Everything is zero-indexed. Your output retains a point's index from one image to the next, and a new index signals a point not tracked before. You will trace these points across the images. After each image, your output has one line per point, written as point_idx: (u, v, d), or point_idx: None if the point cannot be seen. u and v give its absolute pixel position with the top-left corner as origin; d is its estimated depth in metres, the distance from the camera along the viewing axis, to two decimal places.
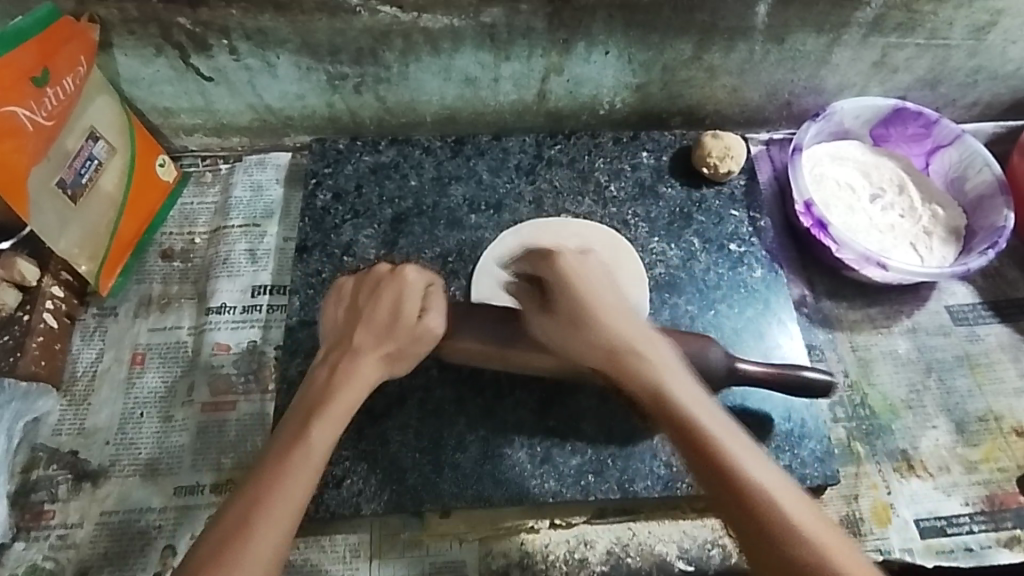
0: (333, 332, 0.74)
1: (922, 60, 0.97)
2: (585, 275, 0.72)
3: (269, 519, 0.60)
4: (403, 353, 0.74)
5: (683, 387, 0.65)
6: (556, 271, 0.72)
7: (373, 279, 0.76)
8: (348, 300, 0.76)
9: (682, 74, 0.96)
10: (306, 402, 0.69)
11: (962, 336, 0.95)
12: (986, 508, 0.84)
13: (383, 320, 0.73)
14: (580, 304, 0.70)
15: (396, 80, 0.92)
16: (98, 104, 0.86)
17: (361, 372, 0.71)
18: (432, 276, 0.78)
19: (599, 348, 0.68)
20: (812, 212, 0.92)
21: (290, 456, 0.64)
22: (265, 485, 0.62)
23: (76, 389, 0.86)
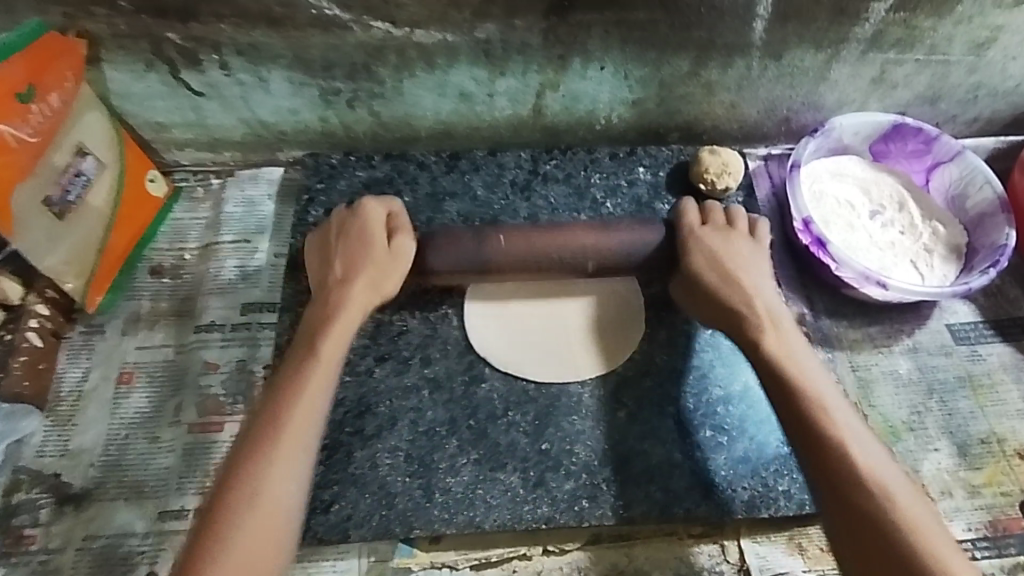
0: (315, 276, 0.80)
1: (922, 76, 0.96)
2: (738, 256, 0.80)
3: (277, 464, 0.63)
4: (386, 275, 0.78)
5: (807, 362, 0.72)
6: (703, 246, 0.81)
7: (335, 226, 0.81)
8: (321, 249, 0.81)
9: (679, 90, 0.94)
10: (298, 350, 0.72)
11: (964, 356, 0.93)
12: (989, 533, 0.82)
13: (358, 252, 0.79)
14: (727, 279, 0.78)
15: (390, 95, 0.91)
16: (88, 119, 0.85)
17: (345, 302, 0.75)
18: (392, 207, 0.84)
19: (729, 316, 0.77)
20: (811, 229, 0.90)
21: (287, 391, 0.67)
22: (272, 431, 0.64)
23: (61, 409, 0.85)
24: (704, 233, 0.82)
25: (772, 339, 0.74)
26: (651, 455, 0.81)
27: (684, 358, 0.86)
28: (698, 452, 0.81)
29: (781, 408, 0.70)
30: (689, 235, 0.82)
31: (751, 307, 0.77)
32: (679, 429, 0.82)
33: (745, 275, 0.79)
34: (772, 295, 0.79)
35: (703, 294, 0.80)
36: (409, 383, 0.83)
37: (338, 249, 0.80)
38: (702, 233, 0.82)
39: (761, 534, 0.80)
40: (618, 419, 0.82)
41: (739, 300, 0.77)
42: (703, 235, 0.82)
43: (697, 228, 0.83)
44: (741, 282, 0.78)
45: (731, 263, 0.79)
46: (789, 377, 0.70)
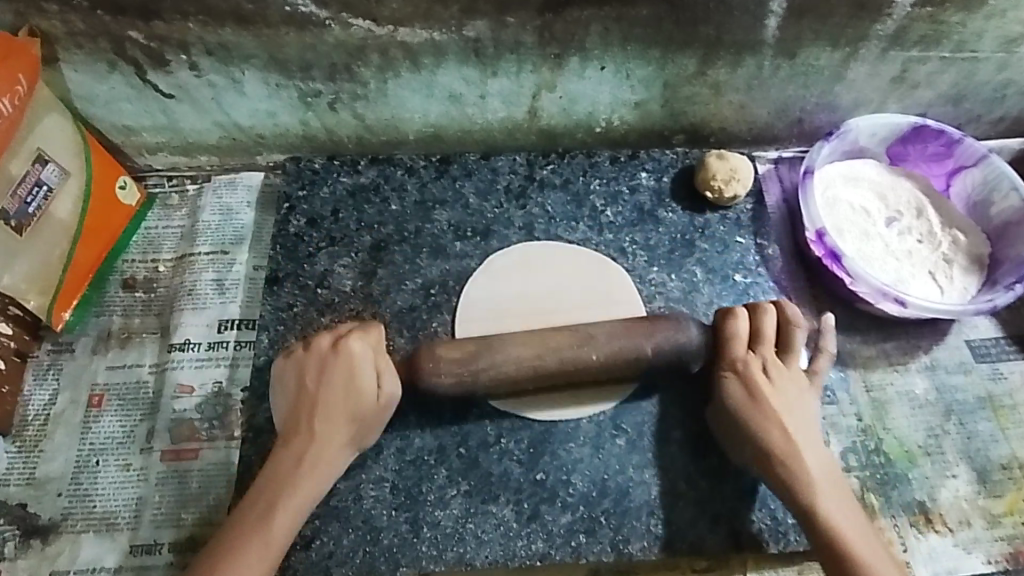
0: (284, 422, 0.73)
1: (945, 74, 0.89)
2: (780, 389, 0.74)
3: (248, 569, 0.64)
4: (365, 434, 0.72)
5: (843, 499, 0.70)
6: (743, 375, 0.74)
7: (317, 357, 0.73)
8: (295, 385, 0.73)
9: (684, 90, 0.88)
10: (279, 469, 0.69)
11: (983, 374, 0.88)
12: (1009, 566, 0.78)
13: (340, 399, 0.71)
14: (768, 416, 0.72)
15: (375, 97, 0.85)
16: (46, 124, 0.78)
17: (326, 454, 0.70)
18: (376, 337, 0.75)
19: (761, 455, 0.72)
20: (824, 241, 0.85)
21: (279, 488, 0.68)
22: (246, 541, 0.65)
23: (27, 434, 0.80)
24: (748, 360, 0.75)
25: (810, 479, 0.70)
26: (652, 485, 0.76)
27: (689, 379, 0.81)
28: (704, 481, 0.77)
29: (825, 559, 0.68)
30: (733, 359, 0.75)
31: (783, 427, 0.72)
32: (683, 457, 0.78)
33: (777, 393, 0.73)
34: (811, 428, 0.74)
35: (739, 430, 0.73)
36: (395, 408, 0.79)
37: (315, 390, 0.72)
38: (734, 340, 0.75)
39: (770, 568, 0.75)
40: (618, 446, 0.78)
41: (780, 439, 0.71)
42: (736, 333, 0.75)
43: (743, 351, 0.75)
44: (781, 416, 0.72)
45: (768, 389, 0.73)
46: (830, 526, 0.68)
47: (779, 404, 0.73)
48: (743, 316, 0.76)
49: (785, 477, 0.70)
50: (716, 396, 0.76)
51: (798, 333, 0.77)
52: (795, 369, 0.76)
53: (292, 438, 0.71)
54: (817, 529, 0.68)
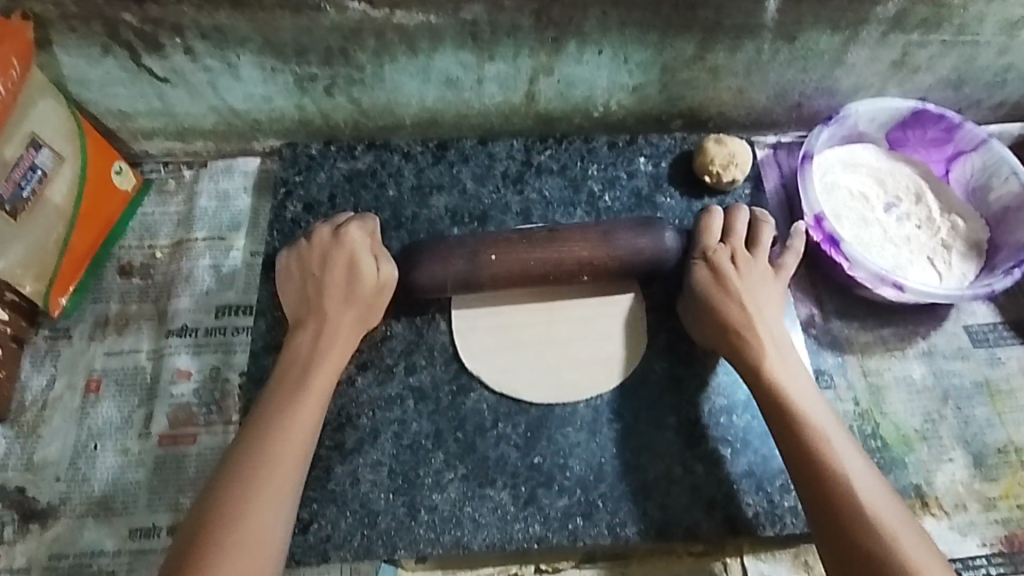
0: (293, 310, 0.76)
1: (946, 59, 0.89)
2: (749, 282, 0.75)
3: (280, 462, 0.65)
4: (369, 316, 0.76)
5: (807, 393, 0.70)
6: (714, 266, 0.76)
7: (319, 249, 0.76)
8: (298, 275, 0.76)
9: (682, 75, 0.88)
10: (290, 364, 0.72)
11: (981, 360, 0.88)
12: (1004, 549, 0.78)
13: (342, 284, 0.75)
14: (737, 308, 0.74)
15: (371, 81, 0.84)
16: (40, 108, 0.78)
17: (333, 339, 0.73)
18: (371, 228, 0.78)
19: (730, 342, 0.74)
20: (823, 227, 0.85)
21: (278, 426, 0.67)
22: (273, 434, 0.66)
23: (25, 419, 0.80)
24: (719, 252, 0.76)
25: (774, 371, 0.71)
26: (649, 470, 0.76)
27: (686, 364, 0.81)
28: (701, 466, 0.77)
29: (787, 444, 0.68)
30: (702, 252, 0.77)
31: (754, 327, 0.73)
32: (680, 442, 0.78)
33: (750, 292, 0.75)
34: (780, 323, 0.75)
35: (709, 319, 0.75)
36: (393, 393, 0.79)
37: (319, 276, 0.75)
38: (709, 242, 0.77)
39: (766, 552, 0.76)
40: (615, 431, 0.78)
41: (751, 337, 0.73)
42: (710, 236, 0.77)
43: (714, 243, 0.77)
44: (751, 310, 0.74)
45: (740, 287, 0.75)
46: (794, 415, 0.68)
47: (751, 305, 0.74)
48: (714, 219, 0.79)
49: (753, 366, 0.72)
50: (687, 288, 0.77)
51: (763, 228, 0.79)
52: (765, 266, 0.77)
53: (303, 328, 0.74)
54: (781, 420, 0.69)
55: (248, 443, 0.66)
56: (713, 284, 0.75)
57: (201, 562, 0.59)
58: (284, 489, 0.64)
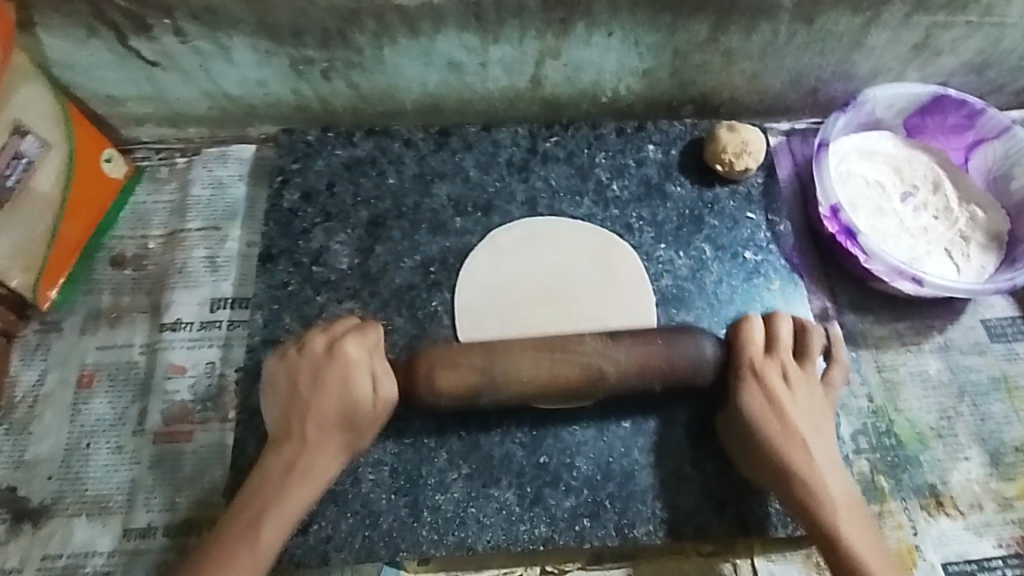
0: (274, 425, 0.69)
1: (970, 41, 0.85)
2: (799, 404, 0.70)
3: (264, 543, 0.64)
4: (358, 438, 0.69)
5: (865, 526, 0.66)
6: (763, 385, 0.70)
7: (311, 364, 0.69)
8: (285, 387, 0.69)
9: (695, 58, 0.84)
10: (272, 470, 0.67)
11: (999, 355, 0.86)
12: (1020, 550, 0.76)
13: (331, 403, 0.67)
14: (792, 439, 0.68)
15: (370, 65, 0.81)
16: (25, 94, 0.75)
17: (317, 461, 0.67)
18: (373, 339, 0.71)
19: (782, 475, 0.68)
20: (839, 218, 0.82)
21: (252, 517, 0.64)
22: (244, 528, 0.64)
23: (15, 415, 0.78)
24: (766, 366, 0.70)
25: (833, 505, 0.66)
26: (659, 468, 0.74)
27: None
28: (711, 464, 0.75)
29: None
30: (749, 370, 0.70)
31: (802, 450, 0.68)
32: (690, 440, 0.76)
33: (796, 413, 0.70)
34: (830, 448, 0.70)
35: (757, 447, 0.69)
36: None
37: (308, 390, 0.68)
38: (756, 357, 0.71)
39: (776, 552, 0.74)
40: (623, 429, 0.76)
41: (799, 460, 0.68)
42: (754, 347, 0.71)
43: (758, 356, 0.71)
44: (803, 437, 0.69)
45: (787, 408, 0.69)
46: (854, 561, 0.64)
47: (798, 427, 0.69)
48: (756, 327, 0.72)
49: (799, 491, 0.67)
50: (733, 410, 0.71)
51: (812, 341, 0.74)
52: (811, 382, 0.72)
53: (284, 443, 0.67)
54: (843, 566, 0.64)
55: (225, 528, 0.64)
56: (759, 404, 0.69)
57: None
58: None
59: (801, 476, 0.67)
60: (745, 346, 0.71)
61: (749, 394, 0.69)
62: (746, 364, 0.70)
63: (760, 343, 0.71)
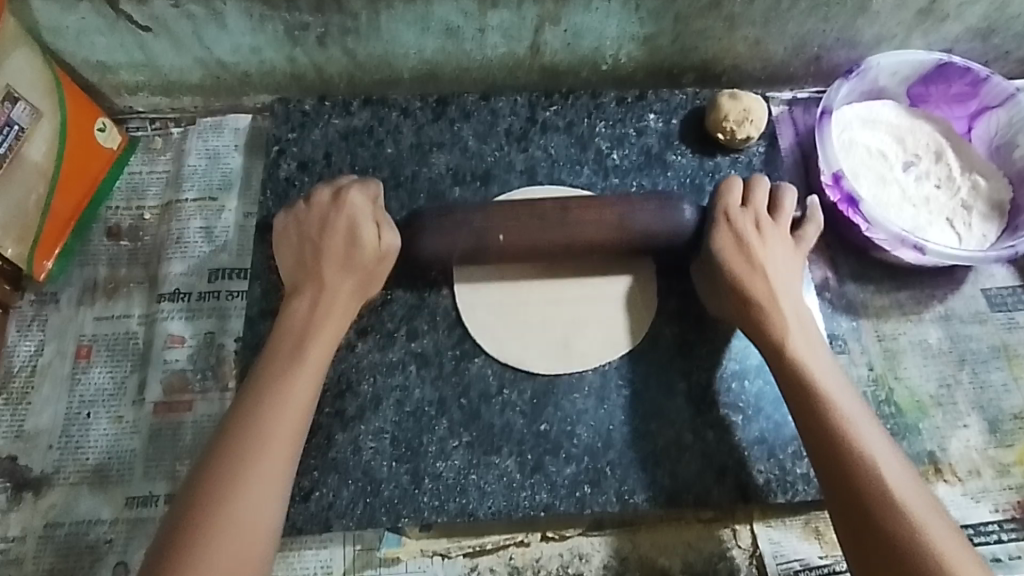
0: (289, 277, 0.72)
1: (976, 6, 0.84)
2: (772, 253, 0.72)
3: (296, 399, 0.65)
4: (370, 287, 0.72)
5: (830, 374, 0.67)
6: (736, 233, 0.72)
7: (319, 213, 0.73)
8: (296, 240, 0.73)
9: (697, 24, 0.83)
10: (288, 329, 0.68)
11: (999, 324, 0.86)
12: (1017, 515, 0.77)
13: (341, 251, 0.71)
14: (763, 289, 0.70)
15: (366, 30, 0.80)
16: (15, 61, 0.74)
17: (336, 308, 0.70)
18: (374, 193, 0.75)
19: (755, 319, 0.70)
20: (841, 186, 0.82)
21: (278, 382, 0.65)
22: (272, 397, 0.64)
23: (13, 386, 0.78)
24: (740, 215, 0.73)
25: (800, 352, 0.68)
26: (658, 436, 0.74)
27: (697, 330, 0.79)
28: (711, 432, 0.75)
29: (803, 418, 0.65)
30: (723, 218, 0.72)
31: (773, 297, 0.70)
32: (690, 409, 0.76)
33: (769, 262, 0.71)
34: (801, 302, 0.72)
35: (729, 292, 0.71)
36: (394, 358, 0.76)
37: (318, 242, 0.72)
38: (730, 208, 0.73)
39: (776, 518, 0.74)
40: (623, 397, 0.76)
41: (767, 305, 0.70)
42: (730, 199, 0.73)
43: (732, 206, 0.73)
44: (775, 288, 0.71)
45: (760, 255, 0.71)
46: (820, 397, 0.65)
47: (771, 276, 0.71)
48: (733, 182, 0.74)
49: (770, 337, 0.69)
50: (707, 258, 0.73)
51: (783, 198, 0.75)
52: (786, 236, 0.74)
53: (300, 293, 0.70)
54: (807, 402, 0.65)
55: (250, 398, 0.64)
56: (731, 252, 0.71)
57: (217, 506, 0.58)
58: (297, 435, 0.64)
59: (770, 324, 0.69)
60: (722, 198, 0.74)
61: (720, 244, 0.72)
62: (719, 215, 0.73)
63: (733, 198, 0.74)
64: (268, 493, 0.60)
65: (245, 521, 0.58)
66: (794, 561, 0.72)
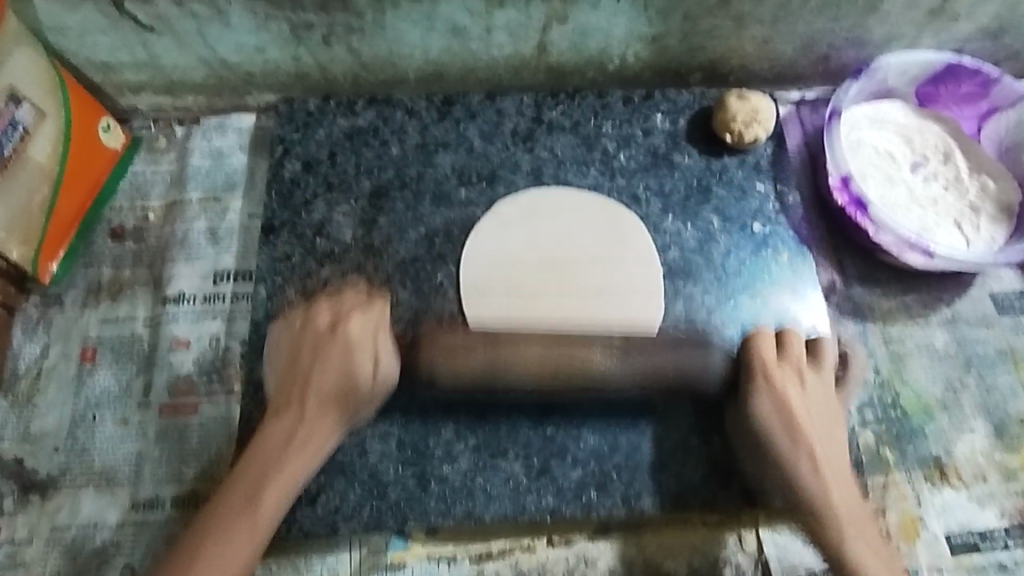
0: (272, 397, 0.69)
1: (987, 6, 0.83)
2: (810, 402, 0.69)
3: (260, 523, 0.63)
4: (353, 416, 0.69)
5: (864, 526, 0.66)
6: (771, 386, 0.69)
7: (313, 335, 0.70)
8: (289, 349, 0.71)
9: (705, 23, 0.82)
10: (254, 458, 0.65)
11: (1006, 327, 0.85)
12: (1022, 520, 0.77)
13: (328, 379, 0.68)
14: (800, 444, 0.67)
15: (371, 30, 0.79)
16: (17, 60, 0.73)
17: (311, 438, 0.66)
18: (379, 311, 0.73)
19: (790, 481, 0.67)
20: (849, 188, 0.81)
21: (237, 510, 0.62)
22: (230, 522, 0.62)
23: (19, 389, 0.78)
24: (777, 371, 0.70)
25: (837, 503, 0.66)
26: (665, 440, 0.74)
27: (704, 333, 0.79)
28: (717, 436, 0.75)
29: None
30: (760, 373, 0.70)
31: (812, 447, 0.67)
32: (696, 412, 0.76)
33: (807, 412, 0.69)
34: (840, 445, 0.69)
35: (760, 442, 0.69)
36: None
37: (308, 361, 0.69)
38: (766, 364, 0.71)
39: (783, 522, 0.73)
40: (629, 401, 0.76)
41: (807, 473, 0.67)
42: (765, 353, 0.72)
43: (766, 364, 0.71)
44: (811, 439, 0.68)
45: (798, 409, 0.68)
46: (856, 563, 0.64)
47: (809, 428, 0.68)
48: (765, 343, 0.73)
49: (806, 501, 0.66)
50: (742, 408, 0.70)
51: (823, 347, 0.74)
52: (823, 387, 0.71)
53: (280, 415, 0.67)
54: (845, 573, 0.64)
55: (207, 524, 0.62)
56: (768, 401, 0.69)
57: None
58: (247, 564, 0.62)
59: (808, 479, 0.66)
60: (757, 351, 0.72)
61: (757, 396, 0.69)
62: (756, 367, 0.71)
63: (771, 354, 0.72)
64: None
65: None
66: (801, 566, 0.72)
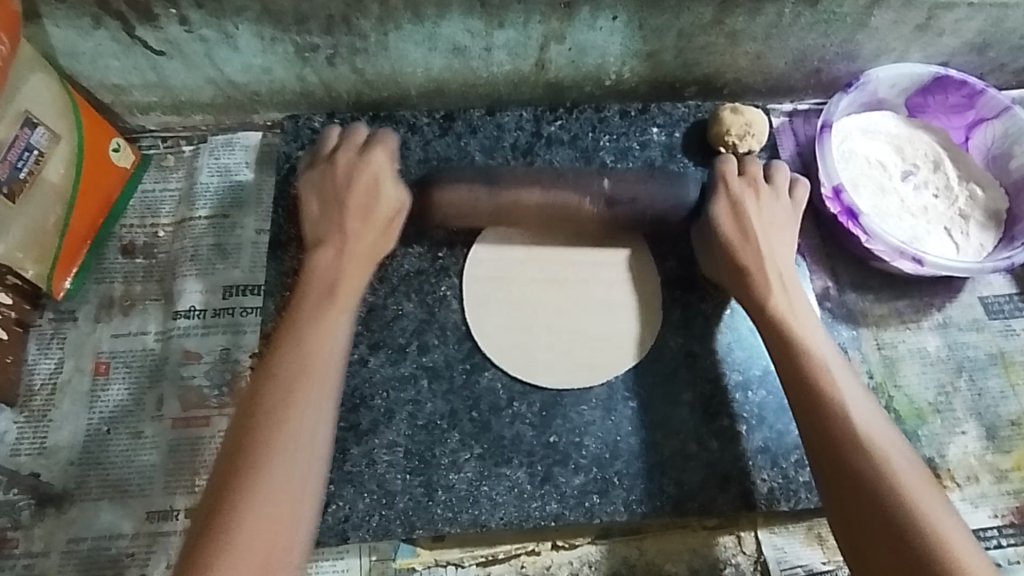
0: (314, 228, 0.75)
1: (973, 22, 0.85)
2: (766, 217, 0.76)
3: (331, 335, 0.68)
4: (379, 236, 0.75)
5: (840, 370, 0.69)
6: (737, 209, 0.76)
7: (343, 169, 0.76)
8: (320, 193, 0.76)
9: (698, 40, 0.84)
10: (313, 282, 0.71)
11: (996, 332, 0.88)
12: (1015, 520, 0.79)
13: (360, 201, 0.75)
14: (760, 266, 0.74)
15: (375, 50, 0.81)
16: (31, 84, 0.75)
17: (359, 258, 0.73)
18: (393, 150, 0.79)
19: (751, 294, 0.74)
20: (841, 198, 0.83)
21: (309, 325, 0.68)
22: (308, 335, 0.68)
23: (33, 404, 0.79)
24: (743, 193, 0.77)
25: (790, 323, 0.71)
26: (665, 447, 0.76)
27: (702, 342, 0.80)
28: (716, 442, 0.77)
29: (794, 395, 0.68)
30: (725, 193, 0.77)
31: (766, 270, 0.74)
32: (695, 418, 0.78)
33: (767, 234, 0.75)
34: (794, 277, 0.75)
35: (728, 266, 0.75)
36: (406, 372, 0.78)
37: (342, 192, 0.75)
38: (732, 185, 0.77)
39: (778, 525, 0.76)
40: (630, 409, 0.77)
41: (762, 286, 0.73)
42: (732, 180, 0.77)
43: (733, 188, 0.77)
44: (768, 264, 0.74)
45: (757, 224, 0.75)
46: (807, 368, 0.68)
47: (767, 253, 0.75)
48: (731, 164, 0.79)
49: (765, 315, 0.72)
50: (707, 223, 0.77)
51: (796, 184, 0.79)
52: (783, 213, 0.77)
53: (322, 248, 0.73)
54: (803, 380, 0.68)
55: (286, 334, 0.68)
56: (728, 224, 0.75)
57: (274, 431, 0.62)
58: (331, 376, 0.67)
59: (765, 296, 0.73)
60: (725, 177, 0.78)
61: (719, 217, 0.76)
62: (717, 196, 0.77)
63: (733, 174, 0.78)
64: (309, 437, 0.63)
65: (294, 482, 0.60)
66: (797, 568, 0.75)
